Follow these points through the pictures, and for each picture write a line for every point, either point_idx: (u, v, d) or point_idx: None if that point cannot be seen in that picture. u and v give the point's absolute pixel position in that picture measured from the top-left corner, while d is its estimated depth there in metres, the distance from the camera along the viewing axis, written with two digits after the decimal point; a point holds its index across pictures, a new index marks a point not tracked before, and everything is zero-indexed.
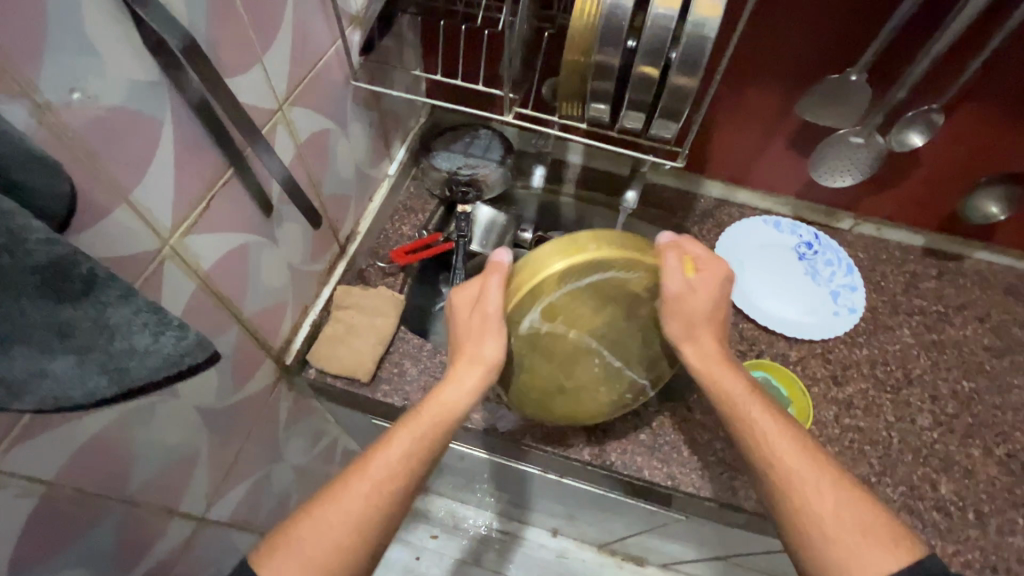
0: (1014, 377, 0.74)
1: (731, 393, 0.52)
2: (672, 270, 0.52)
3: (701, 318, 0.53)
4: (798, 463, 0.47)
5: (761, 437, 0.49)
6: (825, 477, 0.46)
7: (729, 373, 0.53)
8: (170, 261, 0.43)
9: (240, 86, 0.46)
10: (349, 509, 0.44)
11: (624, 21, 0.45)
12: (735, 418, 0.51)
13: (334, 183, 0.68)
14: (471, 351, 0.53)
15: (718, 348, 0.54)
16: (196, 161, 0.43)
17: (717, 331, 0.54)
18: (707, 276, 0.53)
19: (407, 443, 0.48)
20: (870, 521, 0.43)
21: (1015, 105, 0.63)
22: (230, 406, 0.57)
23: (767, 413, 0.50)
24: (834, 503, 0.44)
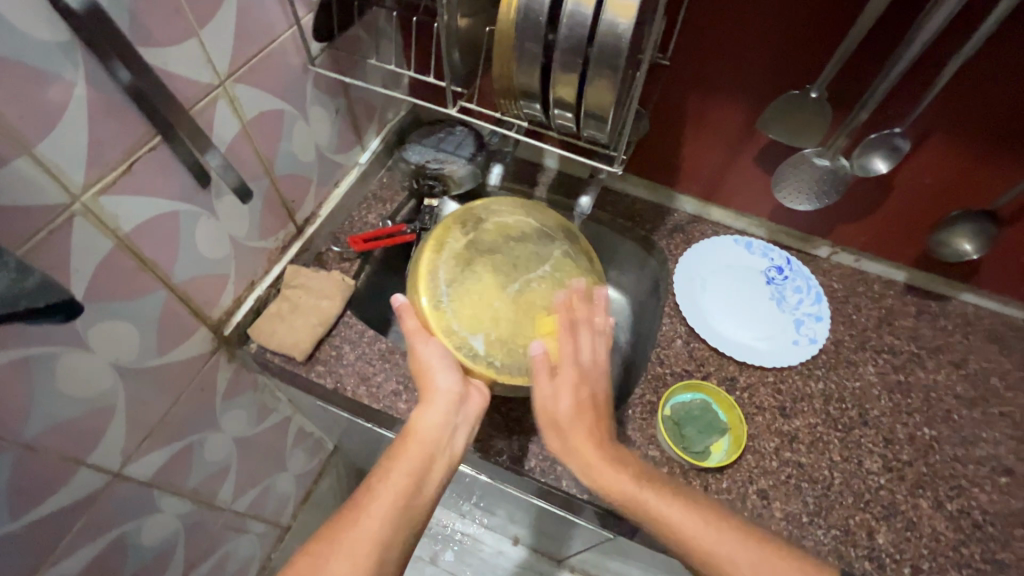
0: (982, 430, 0.69)
1: (624, 491, 0.51)
2: (541, 382, 0.56)
3: (570, 420, 0.54)
4: (708, 531, 0.48)
5: (668, 520, 0.49)
6: (738, 543, 0.47)
7: (615, 472, 0.52)
8: (82, 217, 0.45)
9: (173, 58, 0.48)
10: (348, 544, 0.45)
11: (542, 17, 0.45)
12: (640, 512, 0.50)
13: (288, 163, 0.69)
14: (432, 375, 0.55)
15: (600, 447, 0.53)
16: (116, 125, 0.45)
17: (595, 426, 0.54)
18: (564, 376, 0.56)
19: (394, 476, 0.49)
20: (787, 570, 0.46)
21: (994, 139, 0.59)
22: (156, 368, 0.59)
23: (668, 495, 0.50)
24: (749, 560, 0.46)
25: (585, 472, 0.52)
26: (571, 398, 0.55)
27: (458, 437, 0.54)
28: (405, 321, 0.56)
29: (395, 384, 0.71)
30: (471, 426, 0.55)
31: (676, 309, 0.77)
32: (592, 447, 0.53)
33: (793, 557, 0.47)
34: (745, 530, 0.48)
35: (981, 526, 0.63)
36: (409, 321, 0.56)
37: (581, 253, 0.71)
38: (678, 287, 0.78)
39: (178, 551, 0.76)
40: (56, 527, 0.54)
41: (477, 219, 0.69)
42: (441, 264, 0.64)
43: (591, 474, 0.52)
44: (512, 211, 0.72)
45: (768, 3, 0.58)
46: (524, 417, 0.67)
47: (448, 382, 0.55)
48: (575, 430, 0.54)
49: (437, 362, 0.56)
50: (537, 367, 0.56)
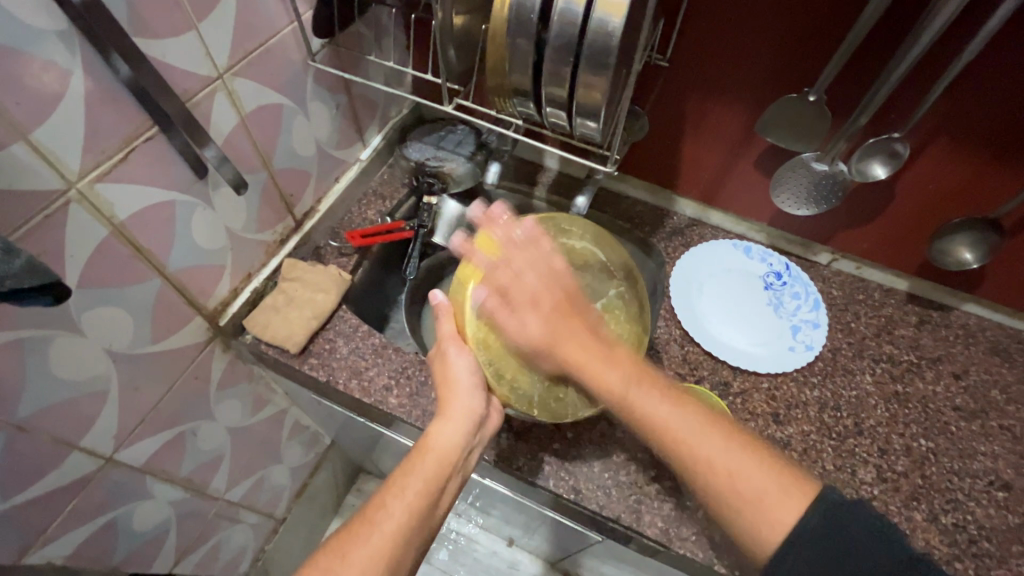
0: (981, 443, 0.67)
1: (612, 389, 0.51)
2: (505, 317, 0.56)
3: (552, 333, 0.54)
4: (690, 433, 0.47)
5: (653, 419, 0.49)
6: (720, 444, 0.46)
7: (601, 369, 0.52)
8: (78, 204, 0.46)
9: (171, 50, 0.49)
10: (357, 557, 0.45)
11: (534, 14, 0.45)
12: (625, 410, 0.50)
13: (288, 157, 0.70)
14: (455, 392, 0.56)
15: (588, 351, 0.53)
16: (113, 114, 0.46)
17: (576, 335, 0.54)
18: (522, 289, 0.56)
19: (410, 491, 0.49)
20: (767, 482, 0.44)
21: (997, 145, 0.58)
22: (150, 355, 0.60)
23: (656, 394, 0.50)
24: (727, 465, 0.45)
25: (578, 371, 0.53)
26: (538, 316, 0.55)
27: (470, 455, 0.56)
28: (442, 322, 0.58)
29: (387, 379, 0.71)
30: (481, 444, 0.57)
31: (672, 312, 0.77)
32: (581, 351, 0.54)
33: (776, 464, 0.45)
34: (731, 434, 0.47)
35: (976, 541, 0.61)
36: (445, 326, 0.58)
37: (632, 300, 0.66)
38: (674, 290, 0.78)
39: (170, 537, 0.77)
40: (46, 507, 0.55)
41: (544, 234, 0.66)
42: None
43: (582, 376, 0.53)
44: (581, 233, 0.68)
45: (767, 5, 0.58)
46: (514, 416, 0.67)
47: (470, 403, 0.56)
48: (560, 338, 0.54)
49: (463, 380, 0.56)
50: (491, 310, 0.57)
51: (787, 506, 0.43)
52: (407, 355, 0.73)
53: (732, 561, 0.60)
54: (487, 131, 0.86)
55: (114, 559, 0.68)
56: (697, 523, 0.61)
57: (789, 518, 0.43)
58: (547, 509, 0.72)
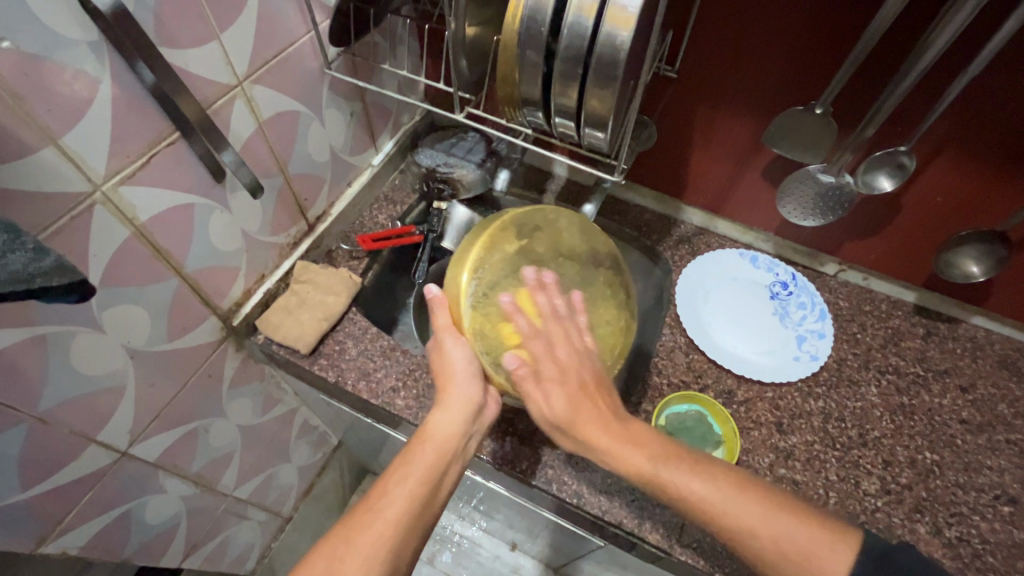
0: (987, 457, 0.67)
1: (640, 470, 0.50)
2: (531, 391, 0.54)
3: (576, 415, 0.52)
4: (729, 503, 0.47)
5: (690, 496, 0.48)
6: (760, 512, 0.46)
7: (631, 450, 0.51)
8: (102, 206, 0.48)
9: (193, 59, 0.50)
10: (363, 542, 0.46)
11: (544, 27, 0.46)
12: (661, 490, 0.49)
13: (303, 162, 0.72)
14: (452, 378, 0.57)
15: (612, 432, 0.52)
16: (138, 119, 0.48)
17: (597, 414, 0.53)
18: (546, 377, 0.54)
19: (411, 480, 0.51)
20: (811, 540, 0.45)
21: (1002, 158, 0.58)
22: (166, 352, 0.61)
23: (686, 470, 0.49)
24: (771, 532, 0.45)
25: (602, 458, 0.52)
26: (563, 398, 0.53)
27: (469, 442, 0.57)
28: (435, 314, 0.59)
29: (395, 380, 0.72)
30: (478, 434, 0.58)
31: (677, 320, 0.78)
32: (606, 432, 0.52)
33: (814, 520, 0.46)
34: (767, 498, 0.47)
35: (980, 555, 0.61)
36: (440, 319, 0.59)
37: (621, 288, 0.69)
38: (680, 299, 0.79)
39: (179, 532, 0.79)
40: (62, 499, 0.57)
41: (534, 225, 0.65)
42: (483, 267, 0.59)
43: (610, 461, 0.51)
44: (570, 222, 0.68)
45: (775, 19, 0.59)
46: (518, 419, 0.68)
47: (468, 390, 0.57)
48: (581, 422, 0.52)
49: (459, 369, 0.57)
50: (521, 378, 0.54)
51: (837, 561, 0.43)
52: (415, 357, 0.74)
53: (732, 568, 0.60)
54: (497, 139, 0.88)
55: (125, 551, 0.70)
56: (699, 530, 0.62)
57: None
58: (550, 513, 0.73)
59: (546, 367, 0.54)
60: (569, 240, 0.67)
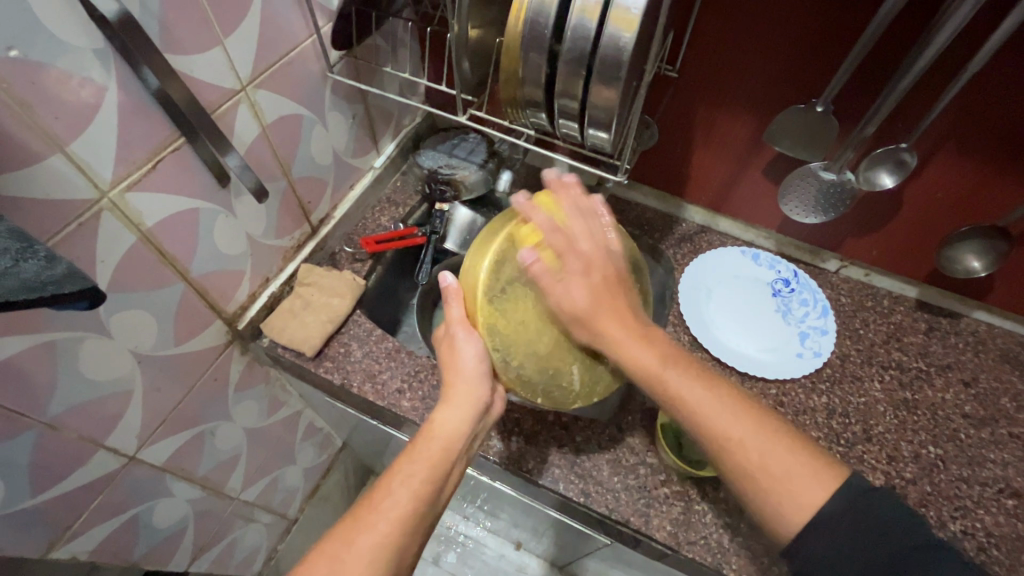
0: (989, 451, 0.68)
1: (648, 368, 0.51)
2: (550, 284, 0.55)
3: (592, 309, 0.54)
4: (725, 415, 0.47)
5: (688, 402, 0.49)
6: (752, 427, 0.47)
7: (643, 347, 0.52)
8: (109, 212, 0.48)
9: (198, 64, 0.51)
10: (366, 540, 0.47)
11: (547, 29, 0.46)
12: (661, 389, 0.50)
13: (306, 166, 0.72)
14: (459, 377, 0.57)
15: (624, 328, 0.54)
16: (144, 126, 0.48)
17: (614, 309, 0.55)
18: (571, 270, 0.55)
19: (415, 478, 0.51)
20: (797, 464, 0.45)
21: (1003, 152, 0.58)
22: (172, 357, 0.61)
23: (690, 377, 0.50)
24: (759, 448, 0.46)
25: (611, 349, 0.54)
26: (585, 292, 0.55)
27: (472, 441, 0.57)
28: (451, 305, 0.59)
29: (400, 382, 0.73)
30: (481, 432, 0.59)
31: (680, 317, 0.78)
32: (620, 326, 0.54)
33: (805, 450, 0.46)
34: (763, 420, 0.48)
35: (985, 548, 0.61)
36: (456, 307, 0.59)
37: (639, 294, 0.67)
38: (683, 297, 0.79)
39: (187, 535, 0.79)
40: (71, 504, 0.57)
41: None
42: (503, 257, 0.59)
43: (618, 352, 0.53)
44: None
45: (775, 18, 0.59)
46: (524, 419, 0.69)
47: (475, 390, 0.57)
48: (596, 314, 0.54)
49: (467, 368, 0.57)
50: (537, 273, 0.56)
51: (816, 487, 0.44)
52: (419, 359, 0.75)
53: (740, 565, 0.60)
54: (499, 139, 0.89)
55: (134, 555, 0.70)
56: (706, 527, 0.62)
57: (813, 501, 0.44)
58: (552, 511, 0.74)
59: (570, 259, 0.55)
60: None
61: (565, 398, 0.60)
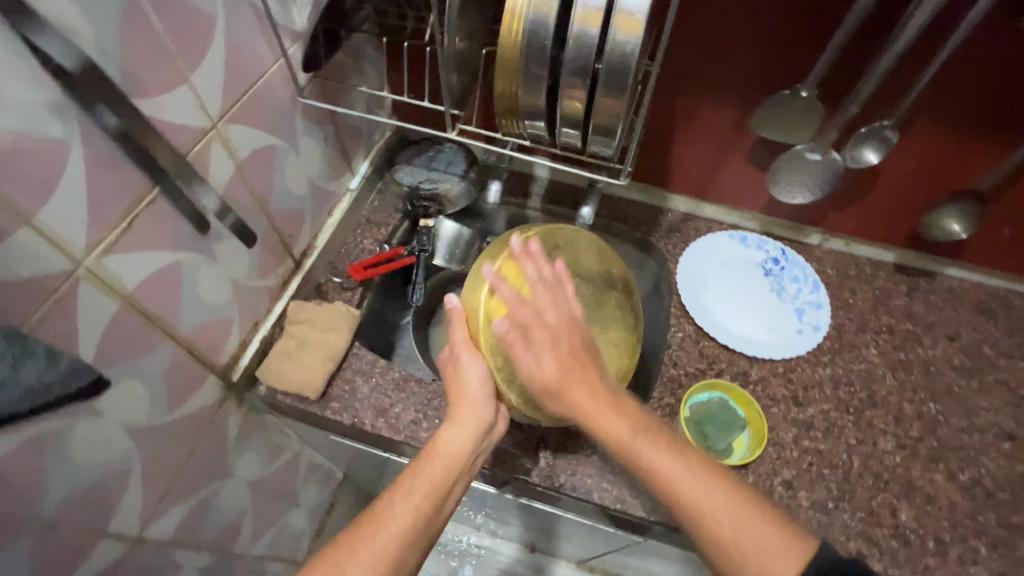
0: (981, 399, 0.72)
1: (621, 440, 0.47)
2: (519, 354, 0.52)
3: (562, 384, 0.50)
4: (699, 487, 0.44)
5: (665, 476, 0.45)
6: (727, 500, 0.44)
7: (611, 418, 0.48)
8: (86, 281, 0.43)
9: (164, 105, 0.46)
10: (366, 555, 0.45)
11: (547, 39, 0.45)
12: (631, 462, 0.46)
13: (284, 198, 0.67)
14: (465, 397, 0.56)
15: (597, 398, 0.49)
16: (114, 181, 0.43)
17: (585, 381, 0.50)
18: (538, 338, 0.52)
19: (416, 494, 0.49)
20: (769, 533, 0.43)
21: (977, 119, 0.61)
22: (168, 424, 0.56)
23: (662, 447, 0.46)
24: (732, 522, 0.43)
25: (582, 419, 0.49)
26: (550, 364, 0.51)
27: (476, 461, 0.55)
28: (453, 328, 0.58)
29: (414, 413, 0.70)
30: (485, 454, 0.56)
31: (682, 308, 0.79)
32: (585, 399, 0.49)
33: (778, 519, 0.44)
34: (738, 488, 0.45)
35: (993, 493, 0.65)
36: (459, 329, 0.58)
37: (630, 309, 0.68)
38: (681, 287, 0.80)
39: None
40: None
41: (554, 245, 0.65)
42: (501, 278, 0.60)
43: (590, 424, 0.49)
44: (587, 244, 0.68)
45: (753, 8, 0.59)
46: (548, 433, 0.68)
47: (479, 410, 0.55)
48: (563, 385, 0.50)
49: (473, 392, 0.56)
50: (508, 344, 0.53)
51: (789, 558, 0.42)
52: (430, 386, 0.72)
53: None
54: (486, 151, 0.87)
55: None
56: None
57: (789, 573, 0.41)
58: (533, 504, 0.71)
59: (535, 334, 0.52)
60: (588, 260, 0.67)
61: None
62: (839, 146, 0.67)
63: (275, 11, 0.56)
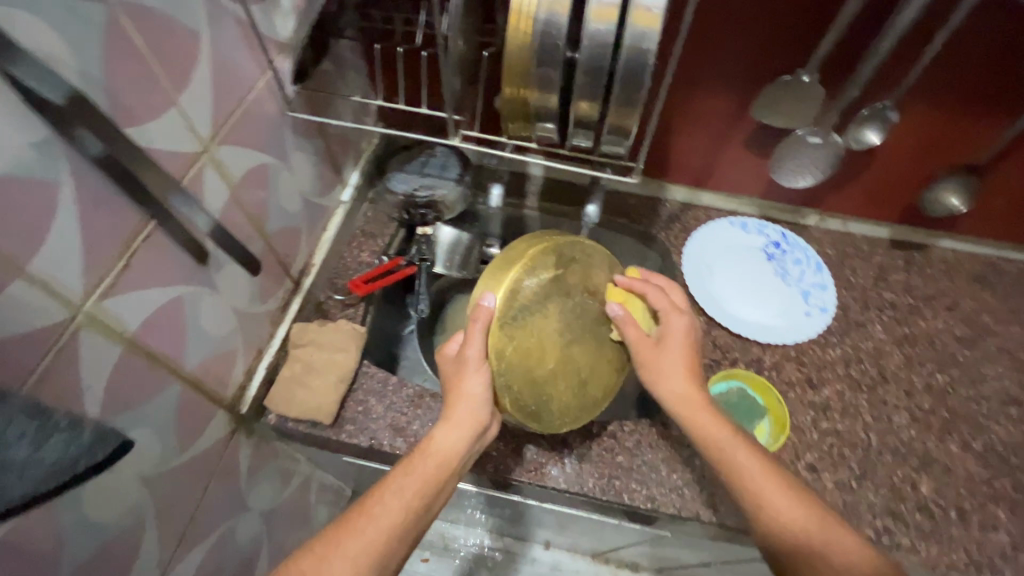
0: (985, 366, 0.74)
1: (715, 439, 0.53)
2: (632, 333, 0.59)
3: (675, 368, 0.56)
4: (784, 499, 0.50)
5: (752, 483, 0.51)
6: (810, 514, 0.49)
7: (713, 418, 0.54)
8: (87, 328, 0.40)
9: (156, 132, 0.43)
10: (354, 545, 0.45)
11: (560, 39, 0.43)
12: (722, 463, 0.52)
13: (279, 218, 0.64)
14: (461, 396, 0.53)
15: (701, 393, 0.55)
16: (108, 218, 0.40)
17: (695, 379, 0.56)
18: (668, 327, 0.58)
19: (407, 491, 0.49)
20: (853, 553, 0.46)
21: (973, 96, 0.62)
22: (180, 467, 0.53)
23: (752, 455, 0.52)
24: (818, 535, 0.48)
25: (677, 410, 0.55)
26: (668, 351, 0.57)
27: (468, 459, 0.55)
28: (472, 330, 0.53)
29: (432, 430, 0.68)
30: (477, 451, 0.56)
31: (690, 300, 0.78)
32: (683, 394, 0.55)
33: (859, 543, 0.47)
34: (819, 509, 0.49)
35: (1006, 458, 0.67)
36: (478, 339, 0.53)
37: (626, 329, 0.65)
38: (688, 278, 0.79)
39: None
40: None
41: (573, 256, 0.59)
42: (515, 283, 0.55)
43: (688, 419, 0.55)
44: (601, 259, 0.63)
45: None
46: (570, 437, 0.67)
47: (476, 411, 0.53)
48: (658, 377, 0.56)
49: (472, 396, 0.53)
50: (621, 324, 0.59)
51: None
52: None
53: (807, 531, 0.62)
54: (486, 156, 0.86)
55: None
56: None
57: None
58: (528, 501, 0.72)
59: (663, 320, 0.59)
60: (598, 279, 0.61)
61: (552, 422, 0.59)
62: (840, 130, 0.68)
63: (260, 22, 0.53)
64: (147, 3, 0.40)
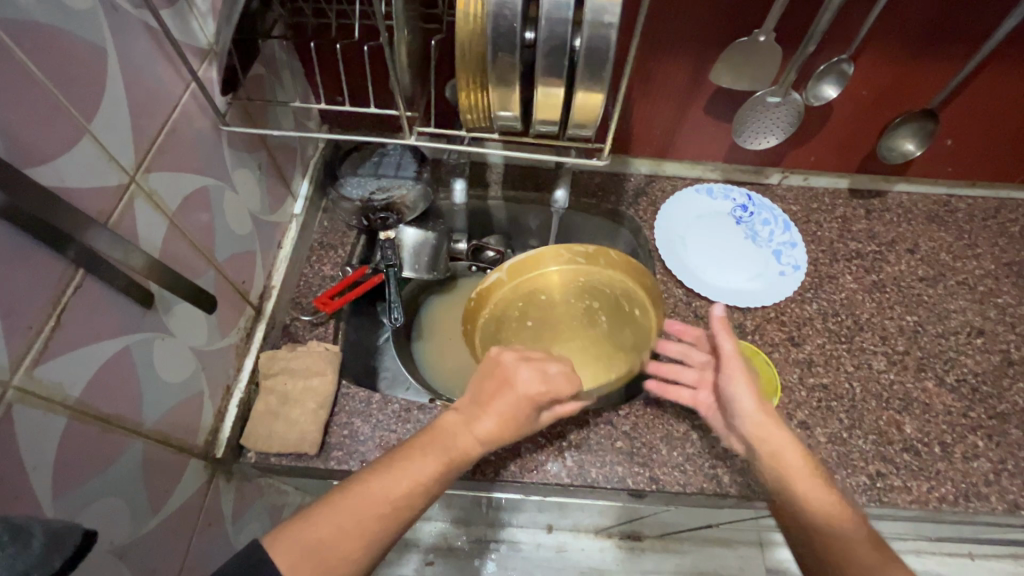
0: (950, 303, 0.77)
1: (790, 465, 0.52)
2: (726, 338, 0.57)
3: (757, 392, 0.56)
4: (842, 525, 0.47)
5: (814, 509, 0.49)
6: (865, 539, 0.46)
7: (789, 444, 0.53)
8: (22, 403, 0.35)
9: (69, 168, 0.37)
10: (367, 512, 0.42)
11: (516, 22, 0.39)
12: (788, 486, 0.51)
13: (229, 244, 0.59)
14: (502, 398, 0.51)
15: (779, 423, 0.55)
16: (26, 275, 0.35)
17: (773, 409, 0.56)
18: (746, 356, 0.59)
19: (428, 471, 0.46)
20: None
21: (919, 40, 0.63)
22: (158, 528, 0.49)
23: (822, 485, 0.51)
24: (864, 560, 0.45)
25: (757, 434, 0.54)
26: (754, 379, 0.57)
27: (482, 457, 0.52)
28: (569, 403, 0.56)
29: None
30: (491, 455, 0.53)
31: (667, 273, 0.78)
32: (759, 419, 0.55)
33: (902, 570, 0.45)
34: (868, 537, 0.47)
35: (978, 388, 0.71)
36: (565, 407, 0.55)
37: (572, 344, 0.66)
38: (663, 251, 0.78)
39: None
40: None
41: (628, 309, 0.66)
42: (593, 269, 0.67)
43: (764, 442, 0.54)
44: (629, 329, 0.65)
45: None
46: (567, 429, 0.66)
47: (503, 413, 0.50)
48: (738, 401, 0.56)
49: (514, 401, 0.51)
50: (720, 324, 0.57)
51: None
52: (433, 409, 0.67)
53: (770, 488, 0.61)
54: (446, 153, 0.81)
55: None
56: None
57: None
58: (531, 497, 0.70)
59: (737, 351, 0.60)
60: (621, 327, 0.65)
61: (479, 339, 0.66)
62: (795, 88, 0.68)
63: (173, 29, 0.47)
64: (34, 21, 0.35)
